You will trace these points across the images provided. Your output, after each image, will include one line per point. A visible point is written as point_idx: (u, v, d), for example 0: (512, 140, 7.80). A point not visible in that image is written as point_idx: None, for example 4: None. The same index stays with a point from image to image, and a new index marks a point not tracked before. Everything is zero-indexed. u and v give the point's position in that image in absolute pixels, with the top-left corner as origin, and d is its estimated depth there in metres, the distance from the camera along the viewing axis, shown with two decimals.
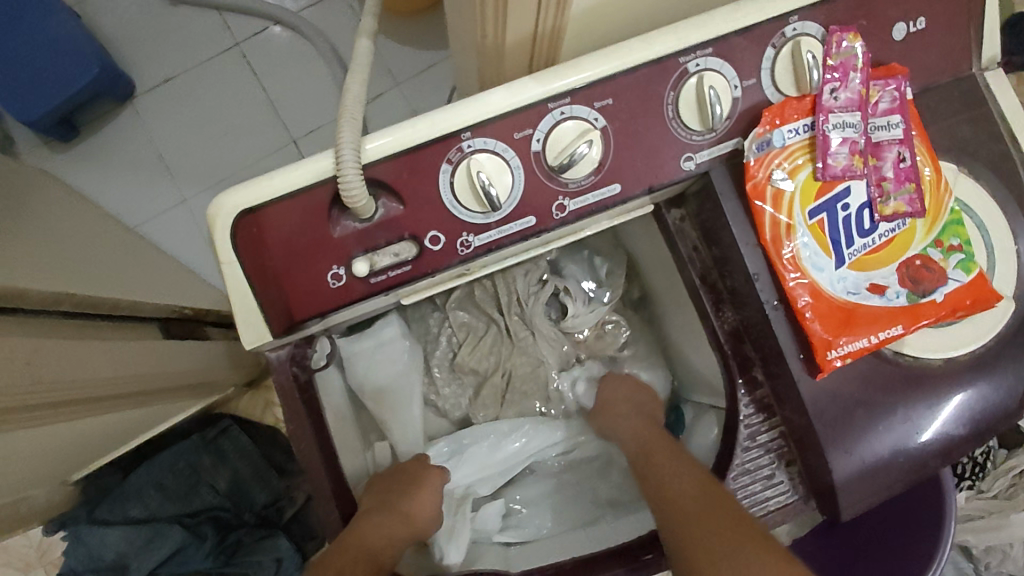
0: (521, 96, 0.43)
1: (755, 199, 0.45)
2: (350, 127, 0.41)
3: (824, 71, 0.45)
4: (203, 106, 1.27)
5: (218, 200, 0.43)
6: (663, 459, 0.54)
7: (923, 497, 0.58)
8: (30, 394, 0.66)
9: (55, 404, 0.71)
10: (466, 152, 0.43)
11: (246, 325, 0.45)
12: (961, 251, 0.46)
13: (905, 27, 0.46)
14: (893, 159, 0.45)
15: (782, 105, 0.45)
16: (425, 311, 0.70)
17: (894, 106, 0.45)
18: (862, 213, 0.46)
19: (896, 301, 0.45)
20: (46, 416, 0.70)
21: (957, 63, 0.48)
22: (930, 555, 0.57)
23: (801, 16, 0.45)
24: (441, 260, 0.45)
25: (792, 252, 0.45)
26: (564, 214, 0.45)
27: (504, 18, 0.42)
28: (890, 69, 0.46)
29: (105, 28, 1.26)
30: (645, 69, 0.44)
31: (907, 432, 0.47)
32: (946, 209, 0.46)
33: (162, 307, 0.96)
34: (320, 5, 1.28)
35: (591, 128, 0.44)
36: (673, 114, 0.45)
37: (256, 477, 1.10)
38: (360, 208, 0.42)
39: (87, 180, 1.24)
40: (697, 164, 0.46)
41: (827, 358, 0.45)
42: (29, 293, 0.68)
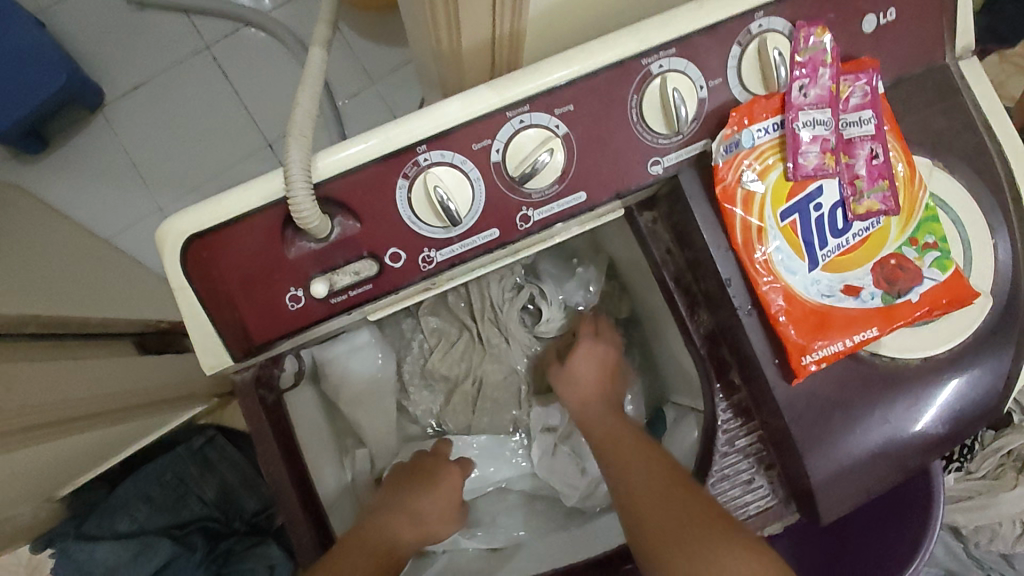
0: (478, 106, 0.41)
1: (725, 203, 0.44)
2: (298, 146, 0.39)
3: (792, 68, 0.43)
4: (175, 111, 1.24)
5: (167, 225, 0.41)
6: (628, 450, 0.53)
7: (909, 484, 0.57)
8: (10, 420, 0.63)
9: (49, 424, 0.69)
10: (423, 166, 0.42)
11: (204, 352, 0.43)
12: (936, 249, 0.45)
13: (875, 19, 0.45)
14: (865, 156, 0.44)
15: (751, 104, 0.44)
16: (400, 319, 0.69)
17: (865, 101, 0.44)
18: (835, 213, 0.44)
19: (871, 303, 0.44)
20: (47, 434, 0.68)
21: (930, 54, 0.46)
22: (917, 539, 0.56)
23: (766, 12, 0.43)
24: (403, 276, 0.44)
25: (764, 256, 0.44)
26: (529, 225, 0.44)
27: (457, 23, 0.40)
28: (860, 63, 0.44)
29: (70, 34, 1.23)
30: (606, 72, 0.42)
31: (886, 432, 0.46)
32: (921, 206, 0.45)
33: (138, 321, 0.94)
34: (291, 4, 1.25)
35: (552, 136, 0.42)
36: (638, 117, 0.43)
37: (245, 484, 1.09)
38: (314, 229, 0.40)
39: (60, 190, 1.22)
40: (665, 168, 0.45)
41: (802, 364, 0.44)
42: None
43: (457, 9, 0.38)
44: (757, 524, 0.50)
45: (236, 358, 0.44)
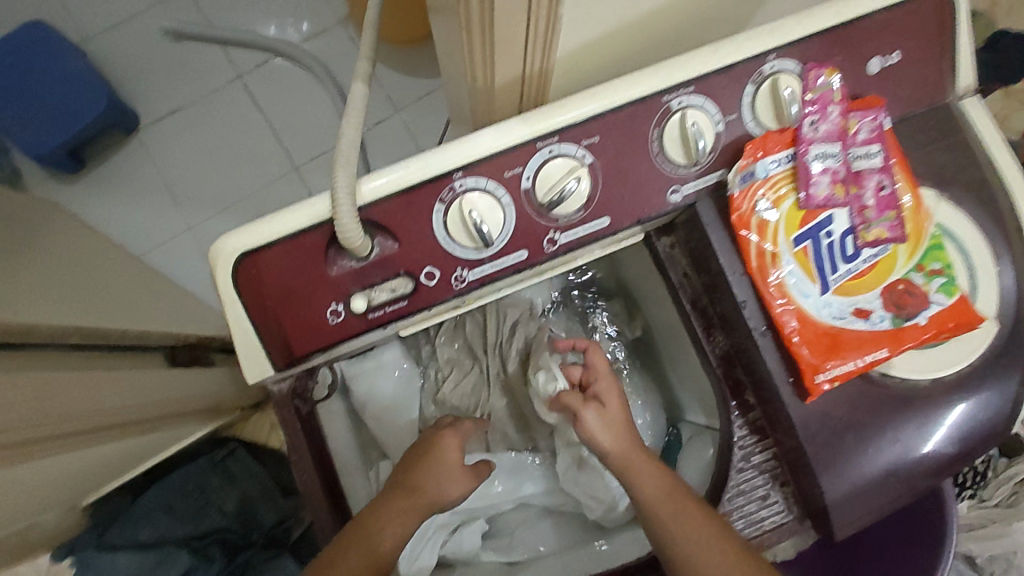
0: (510, 137, 0.45)
1: (741, 229, 0.46)
2: (345, 172, 0.43)
3: (803, 105, 0.46)
4: (206, 135, 1.29)
5: (220, 242, 0.44)
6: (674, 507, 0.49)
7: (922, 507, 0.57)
8: (34, 426, 0.66)
9: (71, 433, 0.72)
10: (458, 191, 0.45)
11: (249, 363, 0.46)
12: (942, 275, 0.47)
13: (880, 61, 0.48)
14: (874, 187, 0.47)
15: (765, 138, 0.47)
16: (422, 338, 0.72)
17: (873, 136, 0.47)
18: (845, 240, 0.47)
19: (881, 326, 0.46)
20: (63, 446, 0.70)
21: (933, 93, 0.49)
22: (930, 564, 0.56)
23: (778, 54, 0.47)
24: (436, 294, 0.46)
25: (778, 280, 0.46)
26: (555, 247, 0.47)
27: (493, 62, 0.43)
28: (867, 102, 0.47)
29: (110, 63, 1.30)
30: (629, 108, 0.45)
31: (898, 450, 0.48)
32: (927, 234, 0.47)
33: (170, 336, 0.98)
34: (320, 37, 1.31)
35: (579, 166, 0.45)
36: (658, 149, 0.46)
37: (264, 496, 1.12)
38: (357, 248, 0.44)
39: (94, 210, 1.27)
40: (683, 196, 0.47)
41: (815, 383, 0.46)
42: (39, 328, 0.70)
43: (493, 48, 0.42)
44: (771, 539, 0.52)
45: (276, 367, 0.47)
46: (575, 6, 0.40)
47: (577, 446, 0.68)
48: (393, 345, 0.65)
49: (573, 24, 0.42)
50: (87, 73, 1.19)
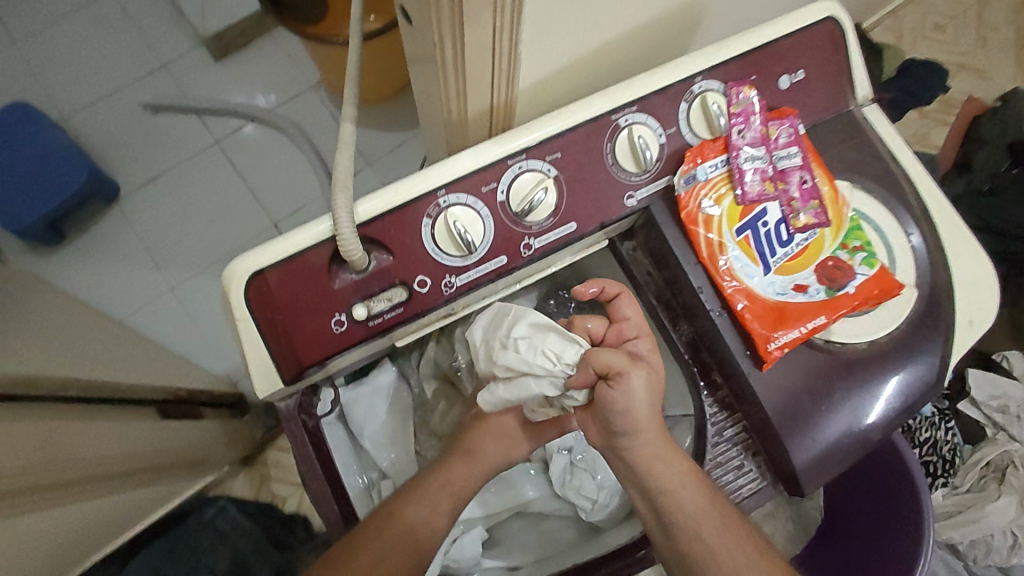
0: (484, 158, 0.52)
1: (690, 224, 0.54)
2: (344, 196, 0.49)
3: (729, 117, 0.55)
4: (186, 200, 1.34)
5: (233, 265, 0.49)
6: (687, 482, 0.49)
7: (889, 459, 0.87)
8: (29, 476, 0.67)
9: (68, 480, 0.75)
10: (442, 207, 0.51)
11: (262, 376, 0.51)
12: (863, 251, 0.55)
13: (788, 78, 0.57)
14: (797, 181, 0.55)
15: (701, 146, 0.55)
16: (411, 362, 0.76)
17: (791, 140, 0.55)
18: (780, 228, 0.54)
19: (817, 297, 0.53)
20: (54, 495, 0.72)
21: (836, 102, 0.58)
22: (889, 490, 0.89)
23: (704, 77, 0.55)
24: (429, 300, 0.52)
25: (727, 264, 0.53)
26: (531, 251, 0.53)
27: (465, 96, 0.51)
28: (782, 112, 0.56)
29: (89, 138, 1.35)
30: (584, 127, 0.53)
31: (852, 408, 0.54)
32: (846, 218, 0.55)
33: (160, 388, 0.98)
34: (293, 101, 1.39)
35: (545, 178, 0.52)
36: (612, 161, 0.54)
37: (257, 551, 1.06)
38: (356, 260, 0.49)
39: (75, 279, 1.29)
40: (638, 201, 0.55)
41: (768, 351, 0.52)
42: (38, 380, 0.72)
43: (464, 83, 0.49)
44: (749, 505, 0.58)
45: (286, 377, 0.51)
46: (530, 45, 0.48)
47: (567, 450, 0.73)
48: (387, 370, 0.70)
49: (530, 60, 0.50)
50: (68, 149, 1.24)
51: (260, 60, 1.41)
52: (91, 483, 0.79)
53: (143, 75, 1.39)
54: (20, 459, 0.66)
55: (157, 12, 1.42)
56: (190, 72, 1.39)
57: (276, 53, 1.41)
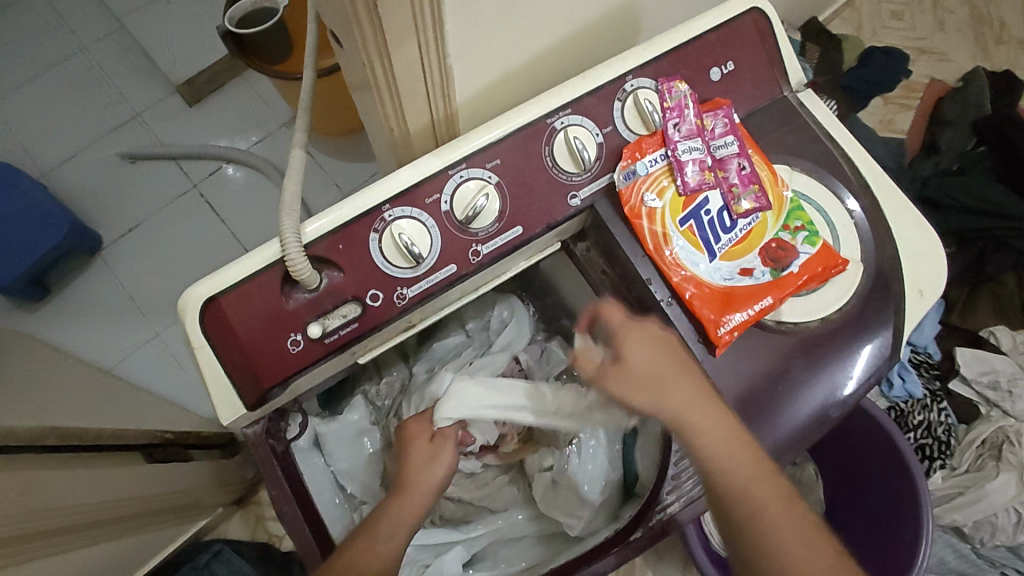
0: (426, 170, 0.53)
1: (634, 218, 0.55)
2: (290, 217, 0.50)
3: (663, 112, 0.56)
4: (167, 246, 1.36)
5: (186, 294, 0.50)
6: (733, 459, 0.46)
7: (869, 427, 0.93)
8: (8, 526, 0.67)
9: (52, 530, 0.74)
10: (388, 221, 0.52)
11: (223, 400, 0.51)
12: (805, 230, 0.56)
13: (718, 70, 0.59)
14: (735, 168, 0.56)
15: (639, 142, 0.56)
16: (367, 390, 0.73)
17: (727, 129, 0.57)
18: (722, 215, 0.55)
19: (763, 279, 0.54)
20: (38, 546, 0.71)
21: (769, 90, 0.60)
22: (881, 459, 0.93)
23: (634, 75, 0.57)
24: (383, 313, 0.53)
25: (672, 254, 0.54)
26: (480, 258, 0.54)
27: (403, 113, 0.52)
28: (716, 103, 0.57)
29: (69, 193, 1.37)
30: (522, 132, 0.55)
31: (809, 388, 0.55)
32: (787, 200, 0.57)
33: (143, 433, 0.98)
34: (267, 140, 1.42)
35: (486, 185, 0.54)
36: (552, 163, 0.55)
37: None
38: (306, 279, 0.50)
39: (61, 332, 1.31)
40: (582, 200, 0.56)
41: (719, 335, 0.53)
42: (17, 431, 0.73)
43: (400, 101, 0.51)
44: None
45: (247, 400, 0.52)
46: (460, 59, 0.50)
47: (549, 467, 0.67)
48: (356, 405, 0.70)
49: (463, 73, 0.52)
50: (43, 204, 1.25)
51: (232, 103, 1.44)
52: (79, 532, 0.79)
53: (118, 127, 1.42)
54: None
55: (130, 65, 1.45)
56: (163, 121, 1.42)
57: (248, 95, 1.45)
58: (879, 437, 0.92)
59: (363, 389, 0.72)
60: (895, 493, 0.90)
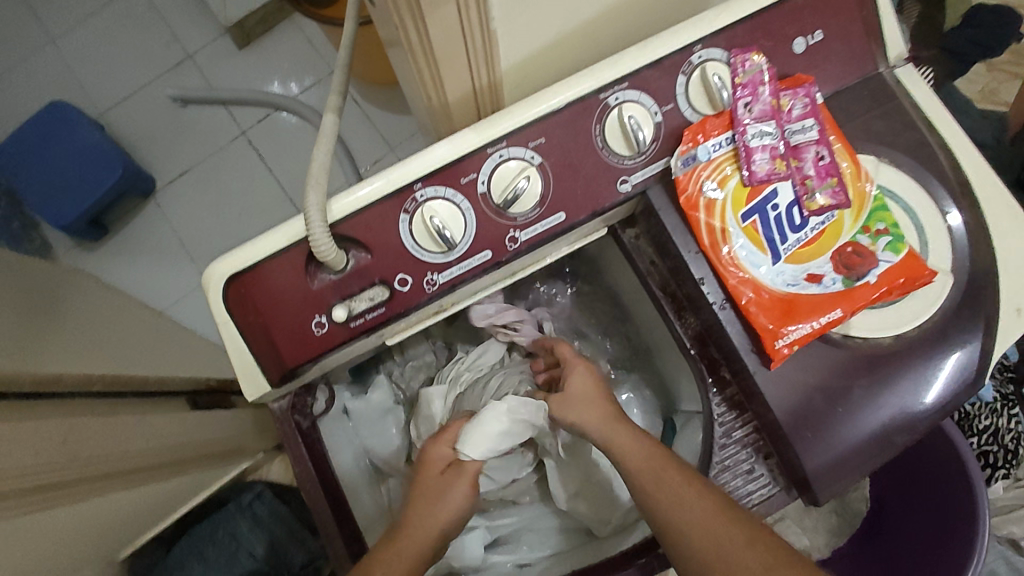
0: (463, 147, 0.49)
1: (690, 211, 0.49)
2: (315, 192, 0.47)
3: (734, 89, 0.49)
4: (216, 192, 1.37)
5: (210, 268, 0.49)
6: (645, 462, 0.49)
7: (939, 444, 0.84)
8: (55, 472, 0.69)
9: (97, 474, 0.77)
10: (420, 202, 0.49)
11: (247, 376, 0.50)
12: (888, 234, 0.49)
13: (803, 40, 0.51)
14: (812, 158, 0.49)
15: (702, 123, 0.50)
16: (390, 367, 0.72)
17: (807, 111, 0.49)
18: (792, 211, 0.49)
19: (833, 288, 0.48)
20: (83, 489, 0.74)
21: (861, 66, 0.52)
22: (940, 479, 0.85)
23: (704, 45, 0.50)
24: (411, 299, 0.50)
25: (730, 253, 0.49)
26: (517, 245, 0.50)
27: (441, 82, 0.48)
28: (796, 80, 0.50)
29: (123, 134, 1.39)
30: (570, 108, 0.49)
31: (873, 409, 0.49)
32: (870, 197, 0.50)
33: (190, 380, 1.03)
34: (315, 88, 1.39)
35: (528, 166, 0.49)
36: (603, 144, 0.50)
37: (292, 537, 1.14)
38: (332, 261, 0.47)
39: (118, 272, 1.35)
40: (633, 185, 0.51)
41: (776, 348, 0.48)
42: (65, 377, 0.76)
43: (438, 70, 0.46)
44: (760, 512, 0.53)
45: (272, 379, 0.50)
46: (507, 24, 0.44)
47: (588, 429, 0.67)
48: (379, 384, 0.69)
49: (509, 40, 0.46)
50: (100, 145, 1.27)
51: (282, 46, 1.41)
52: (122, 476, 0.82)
53: (170, 69, 1.41)
54: (40, 459, 0.68)
55: (183, 5, 1.43)
56: (214, 63, 1.41)
57: (296, 39, 1.41)
58: (946, 458, 0.84)
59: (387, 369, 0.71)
60: (947, 517, 0.83)
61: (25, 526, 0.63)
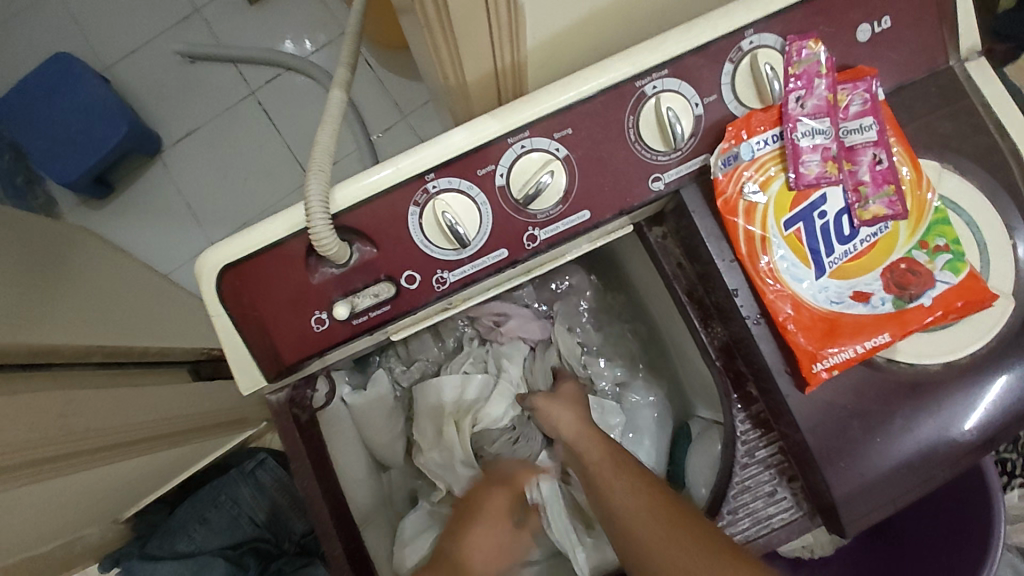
0: (482, 134, 0.44)
1: (728, 215, 0.45)
2: (317, 179, 0.43)
3: (786, 81, 0.44)
4: (224, 153, 1.32)
5: (203, 256, 0.45)
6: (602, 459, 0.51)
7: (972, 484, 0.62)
8: (50, 447, 0.67)
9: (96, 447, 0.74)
10: (432, 193, 0.45)
11: (241, 372, 0.47)
12: (947, 252, 0.45)
13: (868, 28, 0.46)
14: (869, 162, 0.44)
15: (748, 118, 0.45)
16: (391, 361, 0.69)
17: (866, 108, 0.44)
18: (841, 220, 0.44)
19: (881, 308, 0.44)
20: (78, 462, 0.71)
21: (930, 59, 0.47)
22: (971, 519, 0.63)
23: (756, 29, 0.45)
24: (418, 298, 0.46)
25: (769, 264, 0.44)
26: (536, 244, 0.46)
27: (461, 62, 0.43)
28: (858, 72, 0.45)
29: (129, 89, 1.34)
30: (602, 96, 0.45)
31: (916, 439, 0.45)
32: (929, 209, 0.45)
33: (192, 349, 1.02)
34: (327, 48, 1.33)
35: (553, 159, 0.45)
36: (636, 137, 0.45)
37: (294, 506, 1.11)
38: (334, 255, 0.44)
39: (122, 232, 1.31)
40: (666, 184, 0.46)
41: (813, 371, 0.44)
42: (60, 348, 0.73)
43: (457, 49, 0.41)
44: (780, 537, 0.50)
45: (269, 376, 0.47)
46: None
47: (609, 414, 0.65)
48: (380, 379, 0.65)
49: (540, 16, 0.41)
50: (106, 101, 1.22)
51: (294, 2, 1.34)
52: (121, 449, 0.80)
53: (179, 23, 1.35)
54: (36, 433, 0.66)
55: None
56: (224, 19, 1.35)
57: None
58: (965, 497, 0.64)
59: (386, 364, 0.68)
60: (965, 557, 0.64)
61: (20, 503, 0.62)
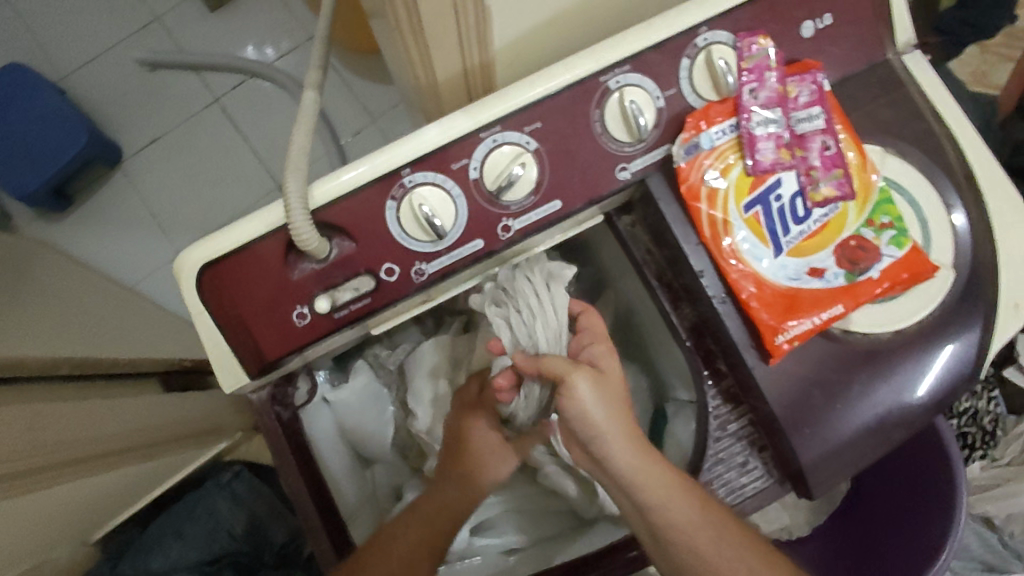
0: (454, 130, 0.46)
1: (691, 200, 0.47)
2: (296, 177, 0.44)
3: (739, 74, 0.47)
4: (189, 161, 1.31)
5: (182, 256, 0.46)
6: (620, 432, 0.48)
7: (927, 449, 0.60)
8: (21, 461, 0.66)
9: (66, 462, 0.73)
10: (408, 187, 0.46)
11: (223, 370, 0.47)
12: (892, 228, 0.48)
13: (812, 24, 0.49)
14: (818, 147, 0.47)
15: (706, 109, 0.47)
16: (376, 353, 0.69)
17: (813, 98, 0.47)
18: (795, 202, 0.47)
19: (836, 283, 0.47)
20: (47, 476, 0.70)
21: (870, 52, 0.50)
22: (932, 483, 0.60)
23: (709, 27, 0.48)
24: (398, 290, 0.47)
25: (732, 245, 0.47)
26: (510, 234, 0.48)
27: (432, 62, 0.44)
28: (804, 65, 0.48)
29: (88, 99, 1.31)
30: (568, 91, 0.47)
31: (874, 403, 0.48)
32: (875, 189, 0.48)
33: (164, 360, 1.01)
34: (292, 54, 1.32)
35: (524, 152, 0.47)
36: (602, 130, 0.48)
37: (273, 514, 1.08)
38: (315, 250, 0.45)
39: (84, 244, 1.28)
40: (632, 173, 0.48)
41: (776, 344, 0.47)
42: (27, 361, 0.71)
43: (428, 50, 0.43)
44: (753, 505, 0.53)
45: (251, 373, 0.48)
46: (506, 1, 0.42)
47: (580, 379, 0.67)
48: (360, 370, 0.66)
49: (508, 16, 0.44)
50: (64, 111, 1.19)
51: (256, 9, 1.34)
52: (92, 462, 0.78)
53: (138, 31, 1.33)
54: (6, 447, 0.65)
55: None
56: (184, 27, 1.33)
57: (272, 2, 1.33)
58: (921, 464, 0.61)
59: (371, 352, 0.68)
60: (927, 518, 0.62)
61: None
